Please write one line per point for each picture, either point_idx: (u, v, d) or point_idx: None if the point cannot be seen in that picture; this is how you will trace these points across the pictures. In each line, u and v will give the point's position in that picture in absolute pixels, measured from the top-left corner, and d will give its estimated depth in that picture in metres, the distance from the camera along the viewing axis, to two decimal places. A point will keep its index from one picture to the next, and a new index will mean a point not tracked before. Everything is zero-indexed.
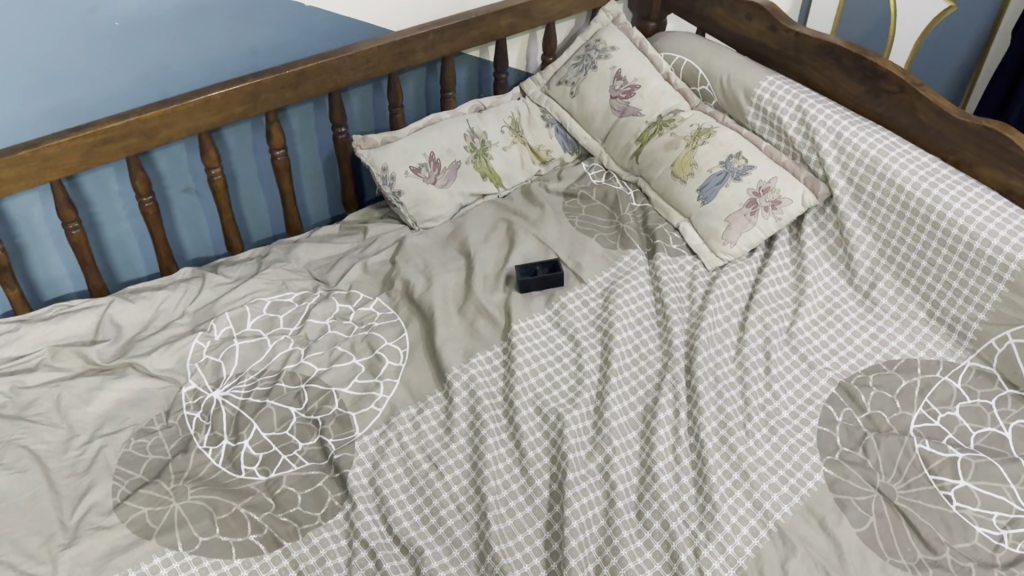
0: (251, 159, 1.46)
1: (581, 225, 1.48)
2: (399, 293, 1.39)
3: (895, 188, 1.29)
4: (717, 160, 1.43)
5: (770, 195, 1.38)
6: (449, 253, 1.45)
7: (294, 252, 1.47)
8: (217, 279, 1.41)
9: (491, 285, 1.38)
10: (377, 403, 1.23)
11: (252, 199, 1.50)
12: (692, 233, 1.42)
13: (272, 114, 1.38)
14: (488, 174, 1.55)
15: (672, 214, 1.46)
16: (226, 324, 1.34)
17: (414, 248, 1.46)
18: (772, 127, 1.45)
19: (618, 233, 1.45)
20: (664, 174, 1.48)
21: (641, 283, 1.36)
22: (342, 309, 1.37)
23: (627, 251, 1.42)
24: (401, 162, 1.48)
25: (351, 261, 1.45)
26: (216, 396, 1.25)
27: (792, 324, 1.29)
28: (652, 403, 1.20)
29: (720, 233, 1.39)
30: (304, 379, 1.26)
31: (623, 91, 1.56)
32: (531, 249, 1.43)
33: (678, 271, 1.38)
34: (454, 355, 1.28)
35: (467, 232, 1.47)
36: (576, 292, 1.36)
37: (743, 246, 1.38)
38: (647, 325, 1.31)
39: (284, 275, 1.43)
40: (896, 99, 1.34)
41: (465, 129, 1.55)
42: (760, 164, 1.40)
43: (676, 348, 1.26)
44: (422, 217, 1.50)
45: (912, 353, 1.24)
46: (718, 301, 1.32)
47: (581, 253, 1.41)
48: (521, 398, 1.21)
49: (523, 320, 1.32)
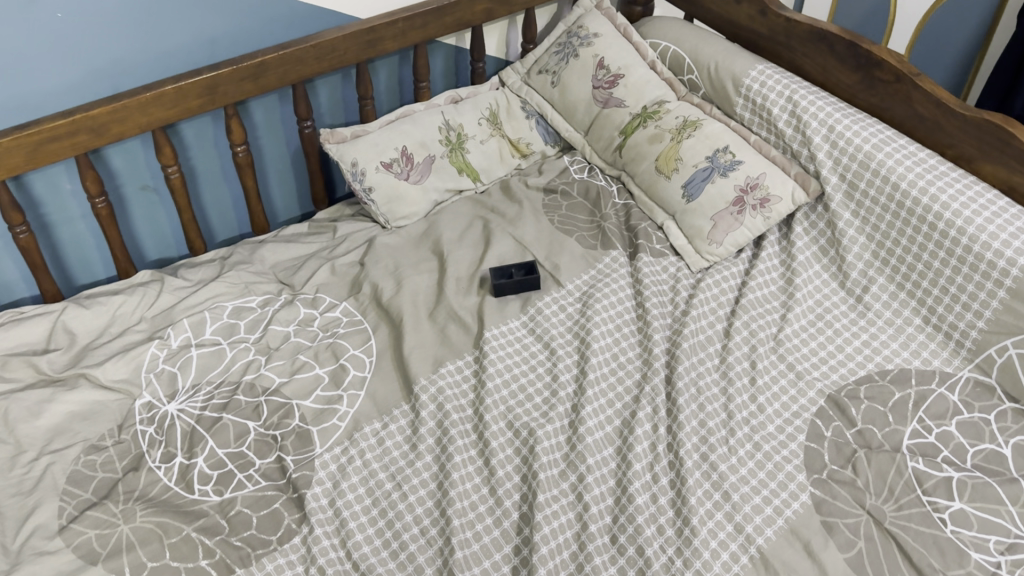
0: (213, 155, 1.38)
1: (561, 223, 1.40)
2: (366, 297, 1.32)
3: (890, 186, 1.22)
4: (704, 154, 1.35)
5: (758, 192, 1.30)
6: (421, 254, 1.37)
7: (259, 252, 1.40)
8: (177, 283, 1.35)
9: (465, 288, 1.31)
10: (340, 417, 1.16)
11: (216, 198, 1.43)
12: (677, 232, 1.35)
13: (232, 107, 1.30)
14: (464, 169, 1.48)
15: (658, 212, 1.39)
16: (184, 331, 1.28)
17: (385, 248, 1.38)
18: (763, 119, 1.37)
19: (599, 232, 1.38)
20: (648, 169, 1.41)
21: (622, 287, 1.29)
22: (306, 315, 1.30)
23: (608, 253, 1.34)
24: (371, 158, 1.41)
25: (319, 263, 1.38)
26: (171, 410, 1.20)
27: (780, 331, 1.22)
28: (630, 416, 1.13)
29: (706, 233, 1.31)
30: (264, 391, 1.20)
31: (607, 80, 1.48)
32: (507, 250, 1.35)
33: (661, 274, 1.31)
34: (423, 366, 1.21)
35: (441, 231, 1.40)
36: (553, 296, 1.29)
37: (730, 246, 1.31)
38: (627, 333, 1.23)
39: (247, 278, 1.36)
40: (892, 88, 1.25)
41: (440, 121, 1.47)
42: (747, 159, 1.33)
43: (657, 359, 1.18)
44: (394, 215, 1.43)
45: (906, 362, 1.17)
46: (701, 306, 1.25)
47: (559, 253, 1.34)
48: (492, 411, 1.15)
49: (496, 327, 1.25)
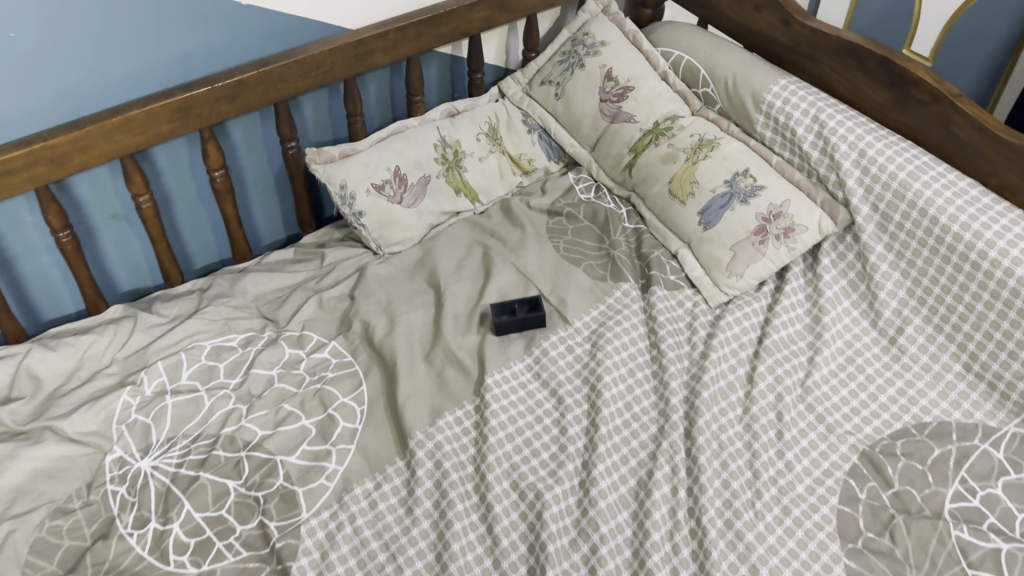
0: (189, 179, 1.27)
1: (566, 251, 1.29)
2: (357, 335, 1.21)
3: (928, 219, 1.11)
4: (722, 177, 1.25)
5: (782, 221, 1.20)
6: (415, 286, 1.27)
7: (241, 283, 1.30)
8: (151, 320, 1.24)
9: (463, 326, 1.21)
10: (328, 477, 1.07)
11: (193, 224, 1.32)
12: (693, 262, 1.25)
13: (208, 130, 1.19)
14: (461, 189, 1.38)
15: (671, 240, 1.28)
16: (159, 376, 1.18)
17: (377, 279, 1.28)
18: (786, 139, 1.26)
19: (609, 262, 1.27)
20: (661, 192, 1.30)
21: (634, 326, 1.19)
22: (292, 356, 1.20)
23: (618, 285, 1.24)
24: (361, 179, 1.30)
25: (306, 295, 1.28)
26: (145, 467, 1.10)
27: (808, 377, 1.12)
28: (647, 476, 1.04)
29: (725, 264, 1.21)
30: (245, 445, 1.10)
31: (615, 93, 1.37)
32: (509, 282, 1.25)
33: (676, 310, 1.21)
34: (419, 417, 1.11)
35: (437, 260, 1.29)
36: (559, 336, 1.19)
37: (752, 279, 1.21)
38: (641, 378, 1.13)
39: (227, 313, 1.26)
40: (929, 110, 1.14)
41: (435, 138, 1.37)
42: (770, 184, 1.22)
43: (676, 410, 1.09)
44: (387, 241, 1.32)
45: (945, 414, 1.07)
46: (721, 348, 1.15)
47: (565, 286, 1.23)
48: (495, 471, 1.05)
49: (498, 371, 1.15)
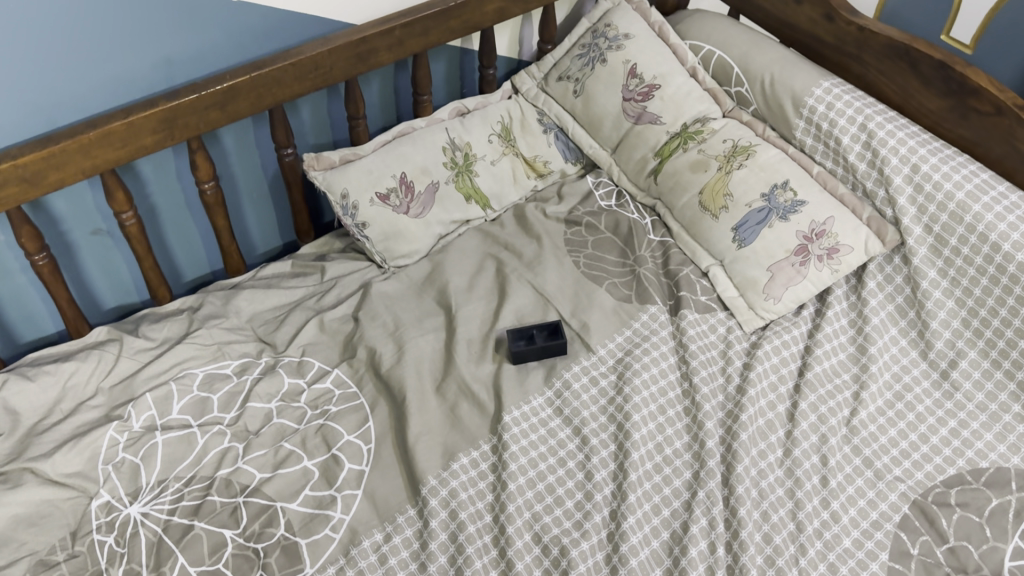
0: (177, 190, 1.17)
1: (587, 267, 1.19)
2: (362, 363, 1.12)
3: (989, 246, 1.02)
4: (759, 190, 1.15)
5: (825, 240, 1.11)
6: (424, 306, 1.17)
7: (234, 301, 1.20)
8: (138, 344, 1.15)
9: (478, 354, 1.11)
10: (333, 527, 0.98)
11: (182, 237, 1.22)
12: (726, 281, 1.16)
13: (197, 140, 1.08)
14: (472, 195, 1.27)
15: (702, 256, 1.18)
16: (147, 410, 1.09)
17: (382, 298, 1.18)
18: (829, 147, 1.16)
19: (634, 280, 1.17)
20: (690, 202, 1.20)
21: (664, 354, 1.09)
22: (291, 386, 1.11)
23: (644, 308, 1.14)
24: (364, 188, 1.20)
25: (306, 315, 1.18)
26: (134, 513, 1.01)
27: (854, 415, 1.04)
28: (681, 528, 0.95)
29: (761, 285, 1.12)
30: (242, 490, 1.02)
31: (640, 92, 1.27)
32: (526, 303, 1.15)
33: (709, 336, 1.11)
34: (432, 459, 1.02)
35: (447, 276, 1.19)
36: (582, 366, 1.09)
37: (791, 302, 1.12)
38: (673, 416, 1.04)
39: (220, 336, 1.16)
40: (990, 122, 1.04)
41: (445, 140, 1.26)
42: (812, 200, 1.13)
43: (712, 454, 1.00)
44: (393, 254, 1.22)
45: (1003, 460, 0.99)
46: (759, 382, 1.06)
47: (588, 309, 1.14)
48: (515, 522, 0.96)
49: (517, 408, 1.05)
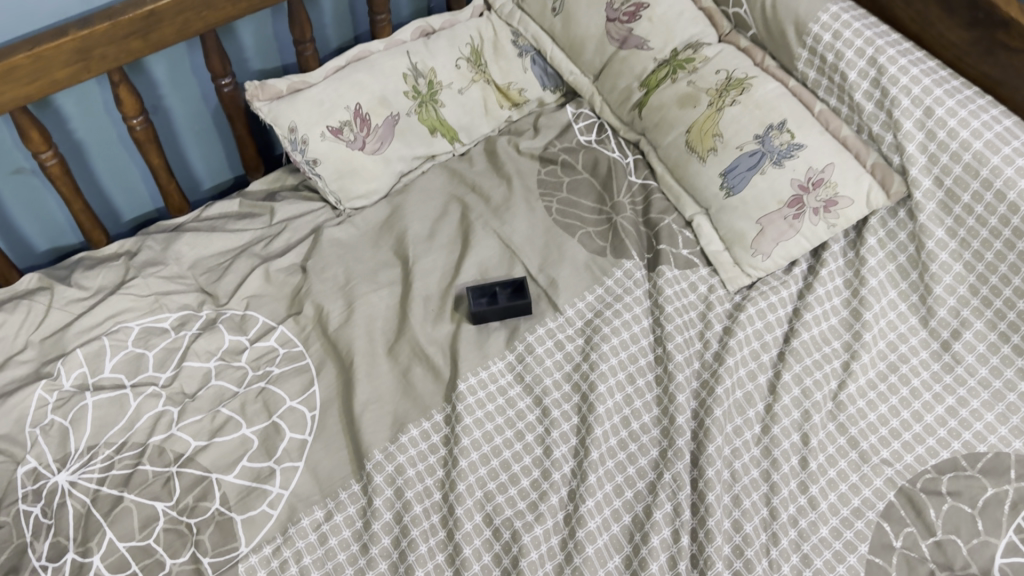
0: (105, 124, 1.06)
1: (560, 214, 1.08)
2: (308, 320, 1.03)
3: (1006, 205, 0.90)
4: (753, 132, 1.02)
5: (823, 191, 0.99)
6: (379, 255, 1.07)
7: (175, 245, 1.10)
8: (69, 294, 1.06)
9: (435, 313, 1.02)
10: (270, 503, 0.91)
11: (117, 173, 1.12)
12: (711, 233, 1.05)
13: (118, 72, 0.96)
14: (437, 128, 1.15)
15: (686, 204, 1.07)
16: (79, 367, 1.00)
17: (334, 246, 1.08)
18: (833, 83, 1.02)
19: (610, 230, 1.06)
20: (676, 142, 1.08)
21: (637, 317, 0.99)
22: (233, 344, 1.02)
23: (619, 264, 1.03)
24: (314, 121, 1.08)
25: (251, 263, 1.09)
26: (62, 481, 0.93)
27: (842, 389, 0.94)
28: (645, 513, 0.87)
29: (749, 240, 1.01)
30: (176, 459, 0.94)
31: (627, 11, 1.13)
32: (490, 255, 1.05)
33: (688, 296, 1.01)
34: (379, 430, 0.94)
35: (406, 222, 1.09)
36: (546, 328, 1.00)
37: (781, 259, 1.01)
38: (642, 388, 0.95)
39: (158, 286, 1.07)
40: (1020, 60, 0.90)
41: (405, 66, 1.13)
42: (810, 143, 1.00)
43: (682, 433, 0.91)
44: (348, 195, 1.11)
45: (1003, 444, 0.90)
46: (740, 350, 0.96)
47: (557, 264, 1.03)
48: (465, 503, 0.88)
49: (473, 374, 0.97)
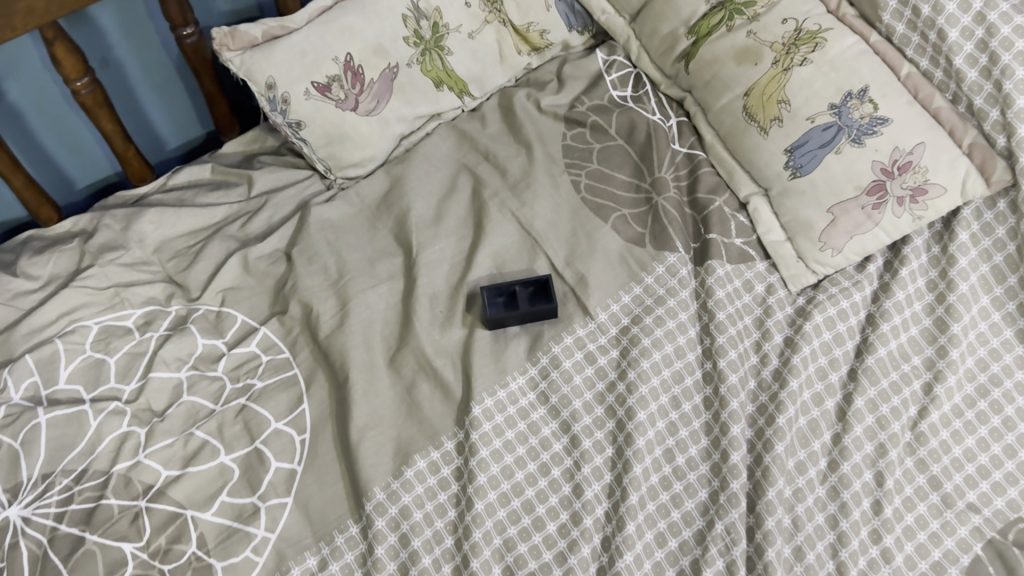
0: (44, 82, 0.88)
1: (591, 192, 0.91)
2: (295, 321, 0.88)
3: None
4: (827, 100, 0.85)
5: (910, 177, 0.82)
6: (377, 241, 0.91)
7: (137, 223, 0.94)
8: (15, 286, 0.90)
9: (444, 315, 0.86)
10: (255, 549, 0.76)
11: (65, 136, 0.94)
12: (770, 220, 0.89)
13: (53, 29, 0.77)
14: (443, 80, 0.97)
15: (741, 182, 0.90)
16: (29, 377, 0.85)
17: (323, 229, 0.91)
18: (927, 40, 0.85)
19: (649, 214, 0.90)
20: (731, 106, 0.90)
21: (681, 326, 0.84)
22: (207, 349, 0.88)
23: (661, 258, 0.87)
24: (297, 75, 0.89)
25: (227, 248, 0.93)
26: (12, 517, 0.78)
27: (923, 418, 0.80)
28: (693, 570, 0.74)
29: (818, 231, 0.85)
30: (145, 492, 0.80)
31: None
32: (508, 243, 0.89)
33: (742, 298, 0.86)
34: (380, 461, 0.80)
35: (407, 199, 0.92)
36: (575, 337, 0.85)
37: (854, 254, 0.85)
38: (689, 414, 0.81)
39: (119, 276, 0.91)
40: None
41: (405, 3, 0.93)
42: (897, 116, 0.83)
43: (738, 475, 0.77)
44: (339, 164, 0.94)
45: None
46: (805, 369, 0.81)
47: (587, 257, 0.87)
48: (482, 555, 0.75)
49: (490, 395, 0.82)
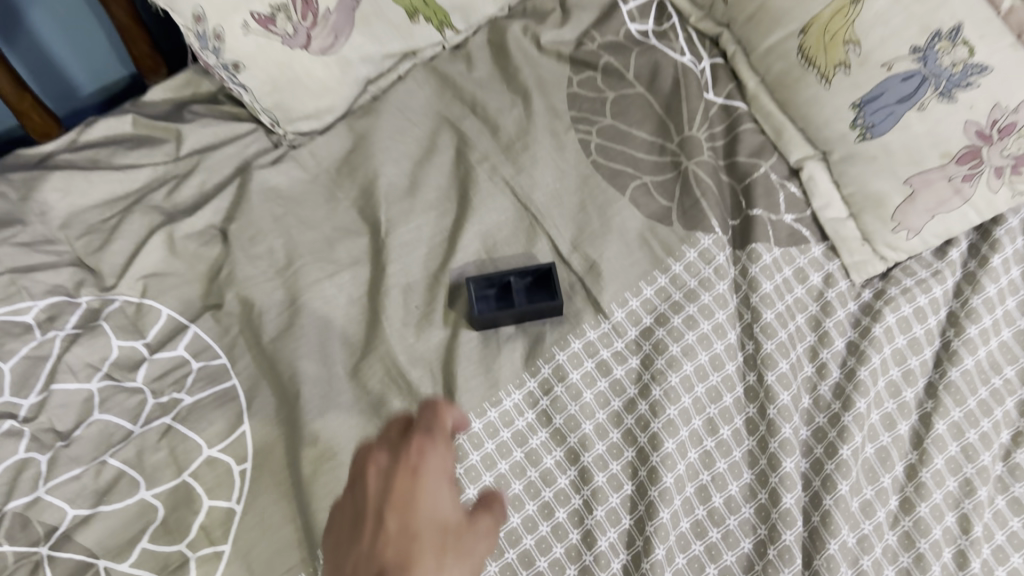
0: None
1: (604, 155, 0.73)
2: (233, 318, 0.70)
3: None
4: (908, 40, 0.65)
5: (1013, 143, 0.64)
6: (338, 216, 0.73)
7: (41, 190, 0.73)
8: None
9: (422, 312, 0.69)
10: None
11: None
12: (828, 189, 0.71)
13: None
14: (419, 10, 0.76)
15: (792, 142, 0.72)
16: None
17: (269, 199, 0.73)
18: None
19: (676, 183, 0.72)
20: (783, 46, 0.72)
21: (718, 329, 0.66)
22: (124, 353, 0.69)
23: (692, 241, 0.69)
24: (230, 5, 0.68)
25: (149, 222, 0.74)
26: None
27: (1017, 446, 0.66)
28: None
29: (891, 210, 0.68)
30: (47, 536, 0.62)
31: None
32: (502, 220, 0.71)
33: (794, 292, 0.68)
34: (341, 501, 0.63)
35: (375, 162, 0.73)
36: (585, 342, 0.66)
37: (933, 236, 0.69)
38: (729, 442, 0.64)
39: (14, 258, 0.70)
40: None
41: None
42: (1000, 64, 0.63)
43: (793, 524, 0.61)
44: (288, 116, 0.75)
45: None
46: (874, 385, 0.65)
47: (600, 238, 0.69)
48: None
49: (478, 417, 0.63)
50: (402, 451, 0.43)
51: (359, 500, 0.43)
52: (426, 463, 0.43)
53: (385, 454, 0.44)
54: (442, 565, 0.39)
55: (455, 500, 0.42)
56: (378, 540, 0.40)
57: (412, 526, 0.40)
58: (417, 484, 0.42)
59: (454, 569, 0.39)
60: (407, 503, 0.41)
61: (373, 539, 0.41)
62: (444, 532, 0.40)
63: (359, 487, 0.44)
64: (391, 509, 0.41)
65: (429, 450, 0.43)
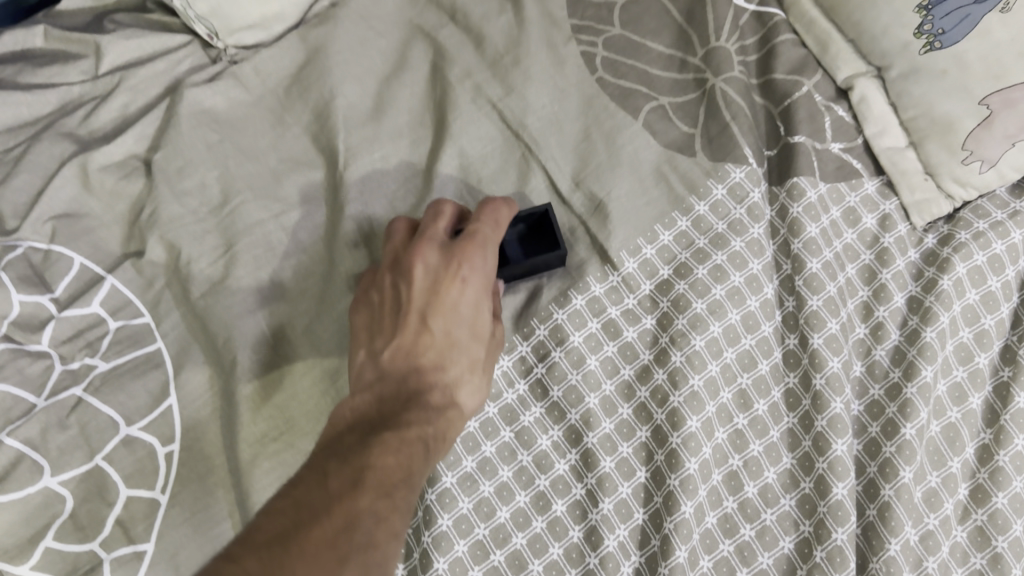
0: None
1: (612, 73, 0.60)
2: (159, 269, 0.57)
3: None
4: None
5: None
6: (288, 145, 0.60)
7: None
8: None
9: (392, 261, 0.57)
10: None
11: None
12: (884, 114, 0.59)
13: None
14: None
15: (840, 58, 0.60)
16: None
17: (204, 125, 0.60)
18: None
19: (700, 105, 0.59)
20: None
21: (753, 282, 0.54)
22: (27, 310, 0.55)
23: (719, 174, 0.57)
24: None
25: (59, 152, 0.60)
26: None
27: None
28: None
29: (963, 138, 0.56)
30: None
31: None
32: (488, 151, 0.58)
33: (843, 236, 0.56)
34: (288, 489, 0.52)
35: (332, 79, 0.60)
36: (590, 298, 0.54)
37: (1011, 171, 0.56)
38: (765, 419, 0.52)
39: None
40: None
41: None
42: None
43: (845, 521, 0.50)
44: (228, 24, 0.61)
45: None
46: (942, 350, 0.53)
47: (607, 171, 0.57)
48: None
49: None
50: (452, 257, 0.47)
51: (405, 286, 0.47)
52: (474, 274, 0.47)
53: (435, 252, 0.47)
54: (472, 376, 0.46)
55: (488, 310, 0.48)
56: (420, 339, 0.46)
57: (452, 333, 0.46)
58: (462, 293, 0.46)
59: (478, 378, 0.47)
60: (452, 310, 0.46)
61: (414, 337, 0.46)
62: (476, 345, 0.47)
63: (404, 271, 0.48)
64: (438, 316, 0.46)
65: (475, 263, 0.47)
